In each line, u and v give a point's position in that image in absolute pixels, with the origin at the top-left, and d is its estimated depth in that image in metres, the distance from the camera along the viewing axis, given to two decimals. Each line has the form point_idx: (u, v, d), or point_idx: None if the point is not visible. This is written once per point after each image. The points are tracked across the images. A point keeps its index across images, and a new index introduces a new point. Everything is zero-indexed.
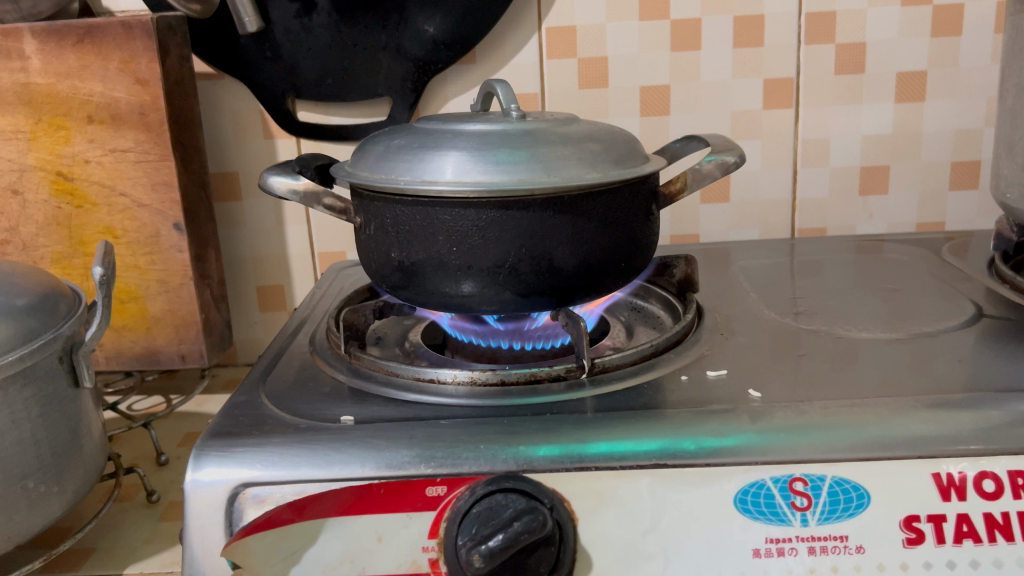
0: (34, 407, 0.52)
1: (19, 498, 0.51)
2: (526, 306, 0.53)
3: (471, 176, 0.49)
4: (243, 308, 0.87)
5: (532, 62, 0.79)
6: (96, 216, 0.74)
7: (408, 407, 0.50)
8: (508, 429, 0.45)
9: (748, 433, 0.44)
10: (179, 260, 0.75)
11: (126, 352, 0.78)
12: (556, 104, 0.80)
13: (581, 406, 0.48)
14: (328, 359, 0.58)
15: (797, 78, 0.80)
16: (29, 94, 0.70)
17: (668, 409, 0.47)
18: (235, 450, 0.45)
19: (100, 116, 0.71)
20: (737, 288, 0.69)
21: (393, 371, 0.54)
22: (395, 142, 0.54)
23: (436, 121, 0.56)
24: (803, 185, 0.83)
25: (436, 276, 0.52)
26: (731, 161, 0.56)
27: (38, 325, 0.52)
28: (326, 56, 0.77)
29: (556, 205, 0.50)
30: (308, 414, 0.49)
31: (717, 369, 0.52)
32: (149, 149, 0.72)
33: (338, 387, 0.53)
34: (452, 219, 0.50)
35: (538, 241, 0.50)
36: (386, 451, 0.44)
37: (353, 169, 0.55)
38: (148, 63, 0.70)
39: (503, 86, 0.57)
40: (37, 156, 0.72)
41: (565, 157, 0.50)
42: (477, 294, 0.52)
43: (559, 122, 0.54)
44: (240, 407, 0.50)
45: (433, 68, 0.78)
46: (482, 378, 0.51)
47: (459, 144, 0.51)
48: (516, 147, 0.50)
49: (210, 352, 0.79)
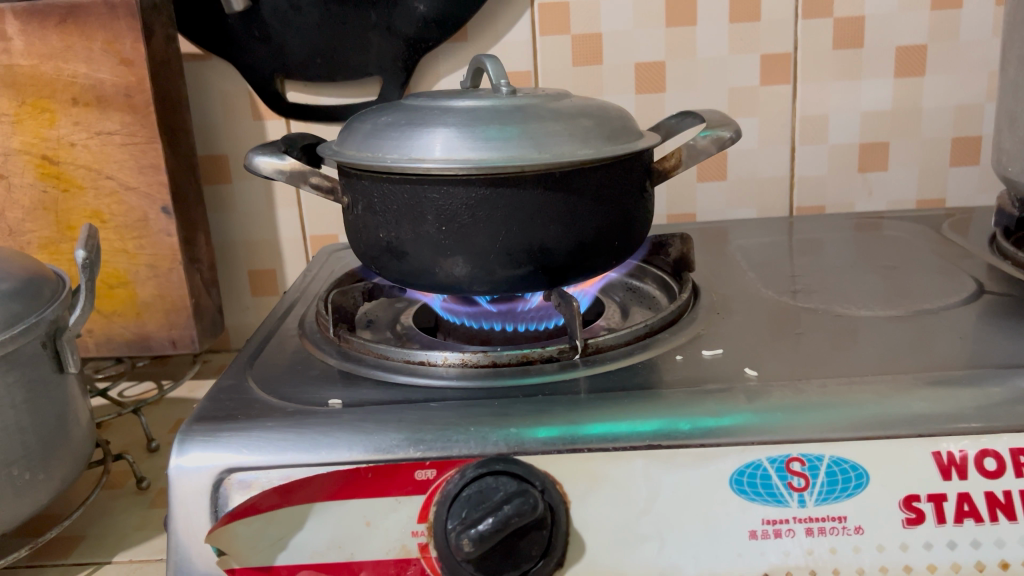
0: (18, 393, 0.51)
1: (4, 486, 0.50)
2: (519, 286, 0.52)
3: (460, 153, 0.48)
4: (235, 293, 0.86)
5: (525, 40, 0.78)
6: (83, 200, 0.73)
7: (397, 389, 0.49)
8: (499, 411, 0.44)
9: (744, 413, 0.43)
10: (168, 244, 0.74)
11: (117, 338, 0.76)
12: (550, 82, 0.79)
13: (574, 387, 0.47)
14: (317, 343, 0.56)
15: (795, 53, 0.78)
16: (13, 76, 0.69)
17: (663, 389, 0.46)
18: (221, 435, 0.44)
19: (85, 98, 0.70)
20: (734, 267, 0.67)
21: (383, 354, 0.53)
22: (382, 120, 0.53)
23: (424, 98, 0.55)
24: (801, 163, 0.82)
25: (427, 257, 0.51)
26: (727, 137, 0.55)
27: (21, 310, 0.51)
28: (316, 35, 0.76)
29: (548, 183, 0.49)
30: (296, 398, 0.48)
31: (713, 348, 0.51)
32: (136, 131, 0.71)
33: (327, 370, 0.52)
34: (441, 197, 0.49)
35: (529, 220, 0.49)
36: (374, 434, 0.43)
37: (339, 148, 0.54)
38: (133, 43, 0.68)
39: (492, 61, 0.55)
40: (22, 139, 0.71)
41: (557, 133, 0.49)
42: (468, 275, 0.51)
43: (551, 98, 0.53)
44: (227, 391, 0.49)
45: (424, 46, 0.76)
46: (473, 360, 0.50)
47: (448, 121, 0.50)
48: (506, 122, 0.49)
49: (202, 337, 0.78)
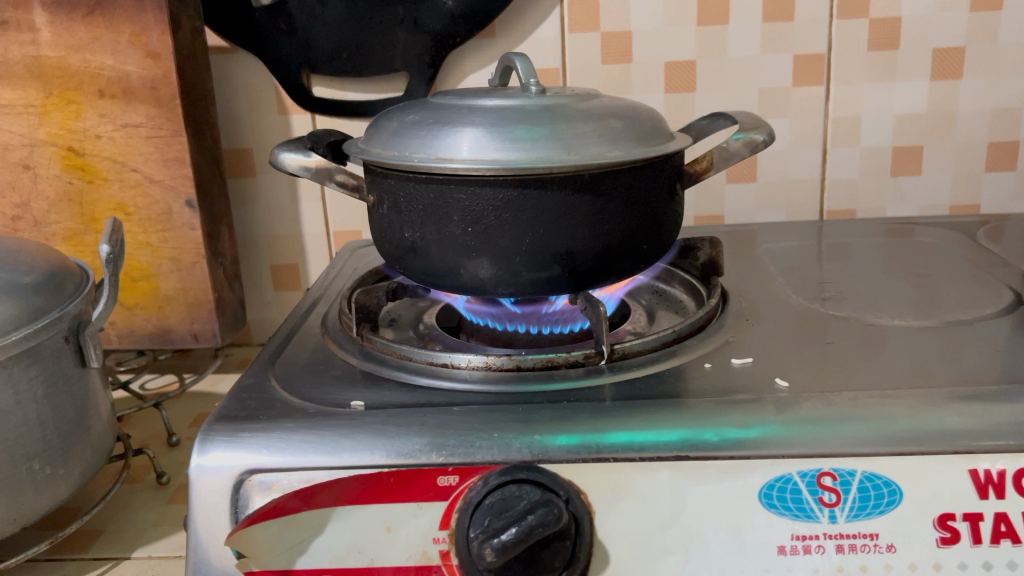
0: (40, 387, 0.51)
1: (24, 480, 0.50)
2: (544, 289, 0.51)
3: (487, 153, 0.48)
4: (258, 287, 0.86)
5: (553, 36, 0.77)
6: (107, 192, 0.73)
7: (420, 392, 0.48)
8: (523, 417, 0.44)
9: (773, 424, 0.42)
10: (191, 238, 0.74)
11: (139, 330, 0.76)
12: (578, 80, 0.78)
13: (600, 394, 0.46)
14: (338, 341, 0.56)
15: (828, 54, 0.77)
16: (40, 67, 0.69)
17: (691, 398, 0.45)
18: (242, 435, 0.44)
19: (111, 90, 0.70)
20: (763, 271, 0.66)
21: (406, 355, 0.52)
22: (409, 118, 0.53)
23: (452, 96, 0.54)
24: (832, 165, 0.81)
25: (452, 257, 0.51)
26: (759, 140, 0.54)
27: (44, 304, 0.51)
28: (342, 30, 0.75)
29: (576, 184, 0.48)
30: (317, 398, 0.48)
31: (743, 356, 0.50)
32: (161, 124, 0.71)
33: (348, 370, 0.51)
34: (467, 198, 0.48)
35: (556, 222, 0.49)
36: (396, 438, 0.43)
37: (365, 146, 0.54)
38: (159, 36, 0.68)
39: (522, 59, 0.55)
40: (49, 130, 0.71)
41: (586, 134, 0.49)
42: (493, 277, 0.50)
43: (580, 98, 0.52)
44: (248, 390, 0.49)
45: (451, 42, 0.75)
46: (497, 364, 0.50)
47: (476, 120, 0.49)
48: (534, 123, 0.49)
49: (224, 331, 0.78)
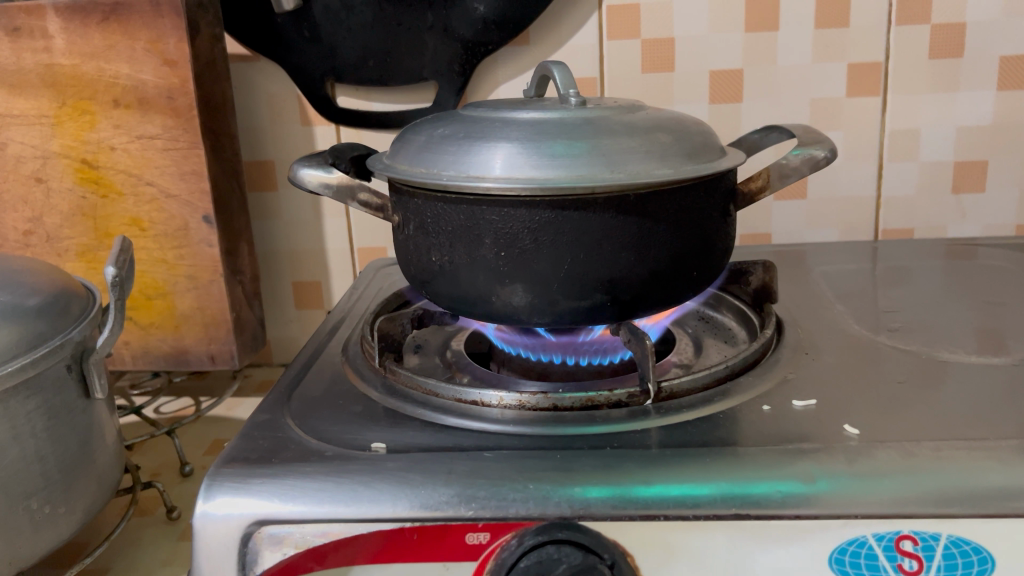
0: (40, 420, 0.47)
1: (22, 521, 0.46)
2: (584, 319, 0.47)
3: (523, 171, 0.43)
4: (279, 305, 0.82)
5: (591, 44, 0.72)
6: (122, 207, 0.70)
7: (447, 433, 0.44)
8: (562, 466, 0.39)
9: (844, 478, 0.37)
10: (209, 255, 0.70)
11: (154, 351, 0.73)
12: (617, 90, 0.74)
13: (646, 440, 0.42)
14: (359, 371, 0.51)
15: (885, 62, 0.72)
16: (53, 76, 0.66)
17: (749, 447, 0.40)
18: (252, 482, 0.40)
19: (127, 100, 0.67)
20: (819, 297, 0.61)
21: (432, 390, 0.48)
22: (438, 131, 0.49)
23: (484, 108, 0.50)
24: (889, 181, 0.76)
25: (484, 284, 0.46)
26: (819, 156, 0.49)
27: (45, 330, 0.47)
28: (368, 36, 0.71)
29: (621, 205, 0.44)
30: (335, 438, 0.43)
31: (805, 397, 0.45)
32: (178, 136, 0.67)
33: (370, 406, 0.47)
34: (500, 219, 0.44)
35: (598, 247, 0.44)
36: (421, 489, 0.39)
37: (390, 162, 0.50)
38: (177, 43, 0.65)
39: (560, 68, 0.50)
40: (62, 142, 0.68)
41: (631, 150, 0.44)
42: (528, 305, 0.46)
43: (624, 111, 0.48)
44: (261, 428, 0.45)
45: (483, 49, 0.71)
46: (532, 403, 0.46)
47: (511, 135, 0.45)
48: (574, 138, 0.44)
49: (242, 353, 0.74)
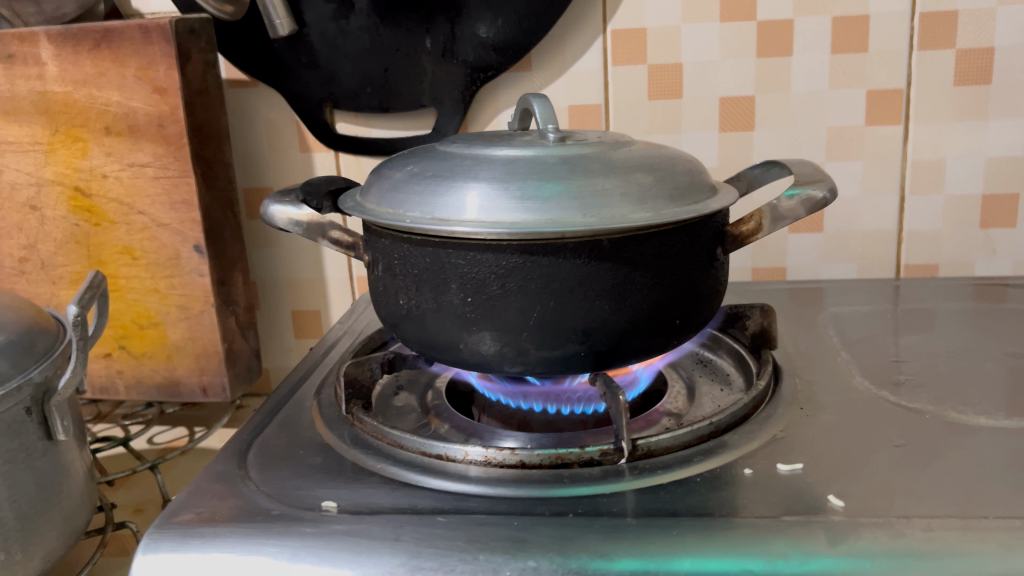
0: None
1: None
2: (558, 368, 0.44)
3: (491, 214, 0.41)
4: (278, 334, 0.80)
5: (595, 70, 0.69)
6: (114, 235, 0.69)
7: (405, 492, 0.41)
8: (517, 536, 0.36)
9: (822, 558, 0.34)
10: (200, 284, 0.69)
11: (146, 381, 0.72)
12: (623, 117, 0.71)
13: (614, 505, 0.39)
14: (328, 419, 0.49)
15: (907, 89, 0.68)
16: (46, 103, 0.65)
17: (722, 518, 0.37)
18: (192, 542, 0.38)
19: (118, 127, 0.66)
20: (826, 343, 0.57)
21: (397, 442, 0.45)
22: (411, 168, 0.46)
23: (462, 143, 0.48)
24: (912, 215, 0.71)
25: (451, 330, 0.44)
26: (819, 198, 0.45)
27: (4, 372, 0.46)
28: (366, 62, 0.70)
29: (595, 251, 0.41)
30: (287, 495, 0.41)
31: (791, 461, 0.41)
32: (168, 164, 0.66)
33: (330, 459, 0.45)
34: (466, 264, 0.41)
35: (569, 294, 0.41)
36: (365, 555, 0.36)
37: (362, 199, 0.48)
38: (166, 70, 0.63)
39: (541, 102, 0.48)
40: (55, 169, 0.67)
41: (607, 192, 0.41)
42: (497, 353, 0.43)
43: (606, 148, 0.45)
44: (213, 481, 0.43)
45: (484, 75, 0.69)
46: (498, 459, 0.43)
47: (482, 175, 0.43)
48: (547, 179, 0.42)
49: (235, 384, 0.72)
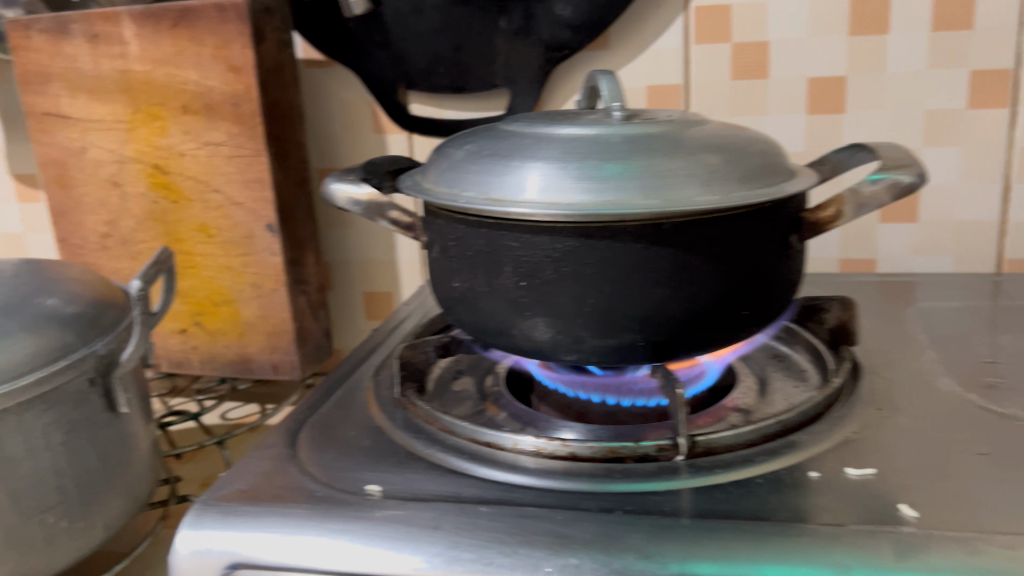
0: (58, 435, 0.46)
1: (35, 534, 0.46)
2: (615, 358, 0.42)
3: (547, 194, 0.39)
4: (350, 315, 0.81)
5: (675, 49, 0.67)
6: (191, 213, 0.70)
7: (449, 479, 0.40)
8: (560, 531, 0.35)
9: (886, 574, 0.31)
10: (272, 264, 0.69)
11: (220, 357, 0.73)
12: (704, 98, 0.68)
13: (667, 504, 0.37)
14: (381, 401, 0.48)
15: (1016, 69, 0.63)
16: (128, 82, 0.67)
17: (779, 523, 0.34)
18: (233, 519, 0.37)
19: (195, 106, 0.66)
20: (913, 341, 0.53)
21: (448, 428, 0.44)
22: (470, 147, 0.45)
23: (525, 122, 0.46)
24: (1018, 206, 0.66)
25: (505, 315, 0.42)
26: (906, 182, 0.42)
27: (69, 343, 0.46)
28: (439, 41, 0.69)
29: (654, 236, 0.39)
30: (333, 476, 0.40)
31: (862, 466, 0.38)
32: (242, 143, 0.66)
33: (380, 442, 0.44)
34: (520, 246, 0.40)
35: (627, 281, 0.39)
36: (401, 542, 0.35)
37: (420, 179, 0.46)
38: (241, 49, 0.63)
39: (608, 78, 0.46)
40: (136, 147, 0.69)
41: (671, 174, 0.39)
42: (551, 341, 0.42)
43: (674, 127, 0.43)
44: (262, 458, 0.42)
45: (559, 54, 0.67)
46: (549, 449, 0.41)
47: (540, 154, 0.41)
48: (608, 160, 0.40)
49: (305, 363, 0.73)
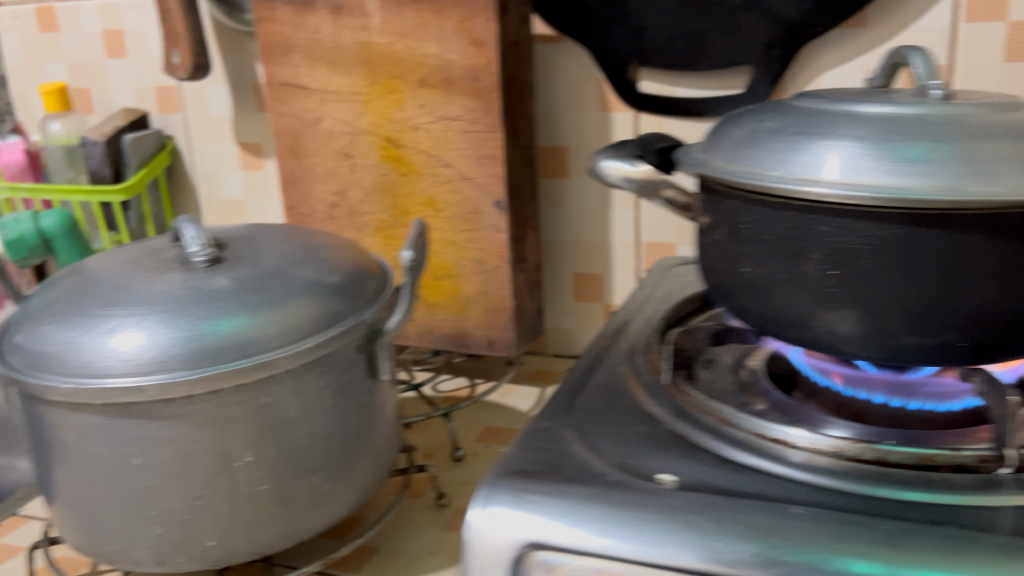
0: (329, 399, 0.47)
1: (304, 493, 0.47)
2: (925, 357, 0.39)
3: (869, 175, 0.36)
4: (559, 296, 0.80)
5: (943, 28, 0.62)
6: (420, 186, 0.70)
7: (743, 475, 0.38)
8: (889, 540, 0.32)
9: None
10: (497, 241, 0.69)
11: (436, 330, 0.74)
12: (971, 82, 0.62)
13: (1002, 522, 0.34)
14: (644, 385, 0.47)
15: None
16: (368, 54, 0.68)
17: None
18: (529, 497, 0.37)
19: (433, 80, 0.66)
20: None
21: (728, 419, 0.42)
22: (763, 124, 0.42)
23: (821, 99, 0.43)
24: None
25: (803, 305, 0.40)
26: None
27: (342, 309, 0.48)
28: (678, 16, 0.66)
29: (995, 225, 0.35)
30: (619, 460, 0.39)
31: None
32: (478, 118, 0.66)
33: (655, 429, 0.42)
34: (834, 232, 0.37)
35: (958, 274, 0.36)
36: (713, 538, 0.34)
37: (703, 156, 0.44)
38: (485, 22, 0.63)
39: (920, 56, 0.44)
40: (370, 119, 0.70)
41: (1014, 157, 0.35)
42: (856, 335, 0.39)
43: (1003, 107, 0.39)
44: (540, 437, 0.42)
45: (810, 32, 0.63)
46: (852, 452, 0.39)
47: (856, 132, 0.38)
48: (939, 140, 0.36)
49: (520, 341, 0.72)
